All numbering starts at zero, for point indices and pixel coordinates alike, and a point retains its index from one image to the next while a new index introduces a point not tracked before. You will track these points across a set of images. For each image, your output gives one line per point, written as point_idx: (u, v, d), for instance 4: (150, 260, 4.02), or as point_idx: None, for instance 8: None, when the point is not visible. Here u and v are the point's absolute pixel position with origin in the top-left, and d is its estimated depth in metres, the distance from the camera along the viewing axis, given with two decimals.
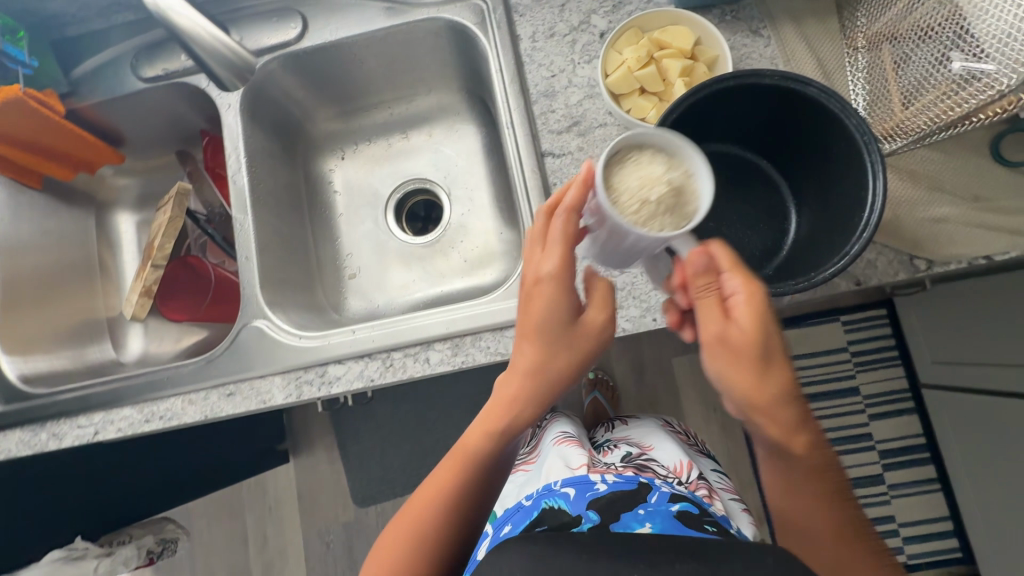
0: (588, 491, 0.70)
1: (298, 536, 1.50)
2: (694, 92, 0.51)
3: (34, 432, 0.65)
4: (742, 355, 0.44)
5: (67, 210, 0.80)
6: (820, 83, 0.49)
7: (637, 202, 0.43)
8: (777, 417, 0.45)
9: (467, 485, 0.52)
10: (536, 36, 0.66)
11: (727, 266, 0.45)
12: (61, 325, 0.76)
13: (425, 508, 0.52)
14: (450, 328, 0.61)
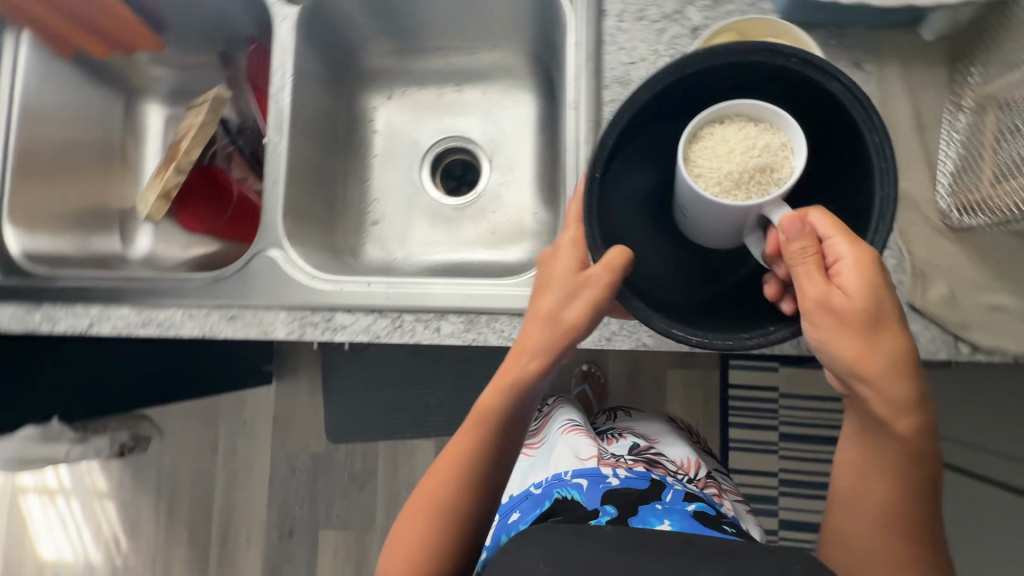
0: (602, 484, 0.71)
1: (266, 456, 1.52)
2: (700, 58, 0.44)
3: (28, 312, 0.62)
4: (852, 317, 0.40)
5: (96, 88, 0.76)
6: (847, 78, 0.42)
7: (721, 173, 0.44)
8: (889, 396, 0.40)
9: (462, 481, 0.51)
10: (624, 15, 0.61)
11: (835, 230, 0.41)
12: (71, 208, 0.73)
13: (417, 517, 0.51)
14: (467, 303, 0.59)
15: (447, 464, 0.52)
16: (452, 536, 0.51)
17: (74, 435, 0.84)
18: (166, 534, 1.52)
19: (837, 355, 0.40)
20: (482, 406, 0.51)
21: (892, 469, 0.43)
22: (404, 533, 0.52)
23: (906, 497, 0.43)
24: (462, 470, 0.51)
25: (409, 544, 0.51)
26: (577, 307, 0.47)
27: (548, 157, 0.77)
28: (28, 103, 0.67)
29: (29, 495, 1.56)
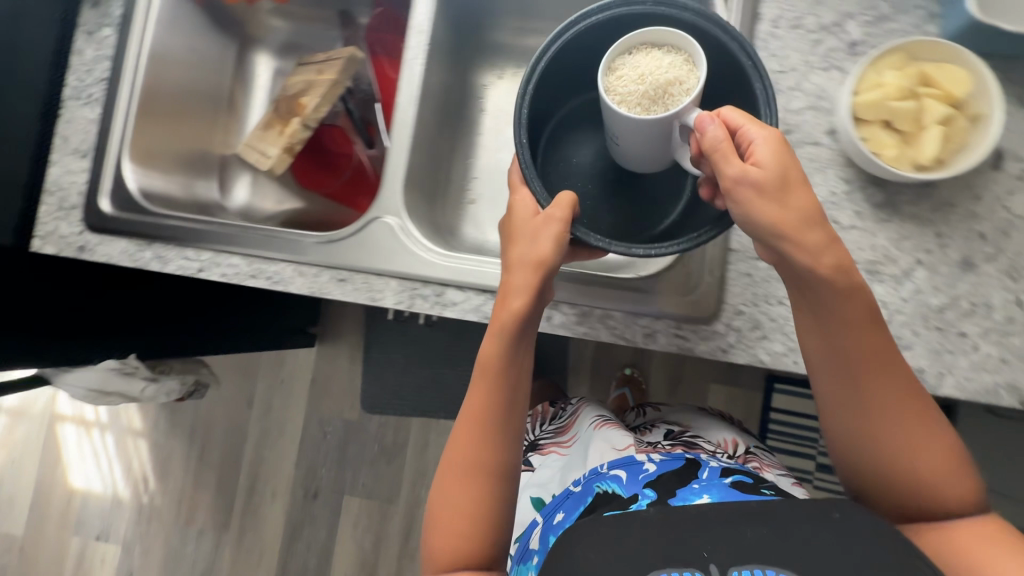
0: (639, 473, 0.65)
1: (299, 416, 1.53)
2: (605, 7, 0.51)
3: (140, 248, 0.63)
4: (774, 182, 0.43)
5: (215, 32, 0.76)
6: (741, 39, 0.48)
7: (637, 93, 0.47)
8: (805, 245, 0.43)
9: (480, 430, 0.51)
10: (779, 21, 0.58)
11: (746, 120, 0.45)
12: (182, 150, 0.73)
13: (460, 487, 0.51)
14: (583, 295, 0.58)
15: (465, 428, 0.52)
16: (485, 487, 0.51)
17: (147, 374, 0.84)
18: (194, 478, 1.55)
19: (766, 224, 0.43)
20: (484, 360, 0.52)
21: (857, 356, 0.45)
22: (443, 509, 0.51)
23: (883, 373, 0.45)
24: (479, 423, 0.51)
25: (449, 519, 0.50)
26: (546, 245, 0.50)
27: None
28: (158, 41, 0.67)
29: (67, 424, 1.59)
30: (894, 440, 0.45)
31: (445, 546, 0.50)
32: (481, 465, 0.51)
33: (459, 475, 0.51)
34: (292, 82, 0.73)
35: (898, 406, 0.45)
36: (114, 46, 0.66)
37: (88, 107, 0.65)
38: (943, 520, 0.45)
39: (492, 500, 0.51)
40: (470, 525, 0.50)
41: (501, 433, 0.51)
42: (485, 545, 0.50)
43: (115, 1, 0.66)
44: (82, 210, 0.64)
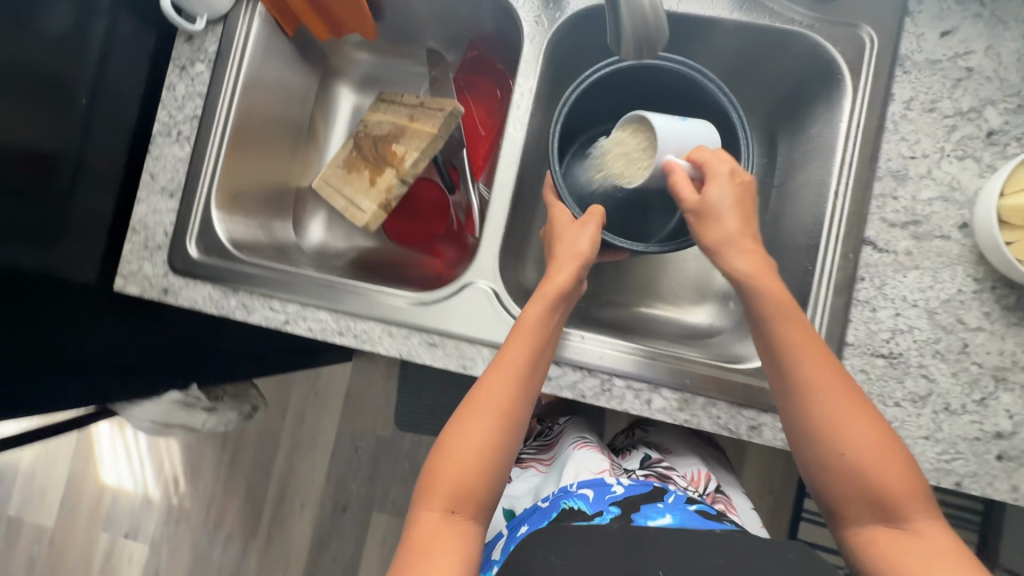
0: (605, 491, 0.58)
1: (332, 428, 1.50)
2: (605, 66, 0.60)
3: (224, 295, 0.61)
4: (719, 213, 0.53)
5: (301, 66, 0.74)
6: (726, 92, 0.58)
7: (617, 178, 0.61)
8: (729, 259, 0.53)
9: (507, 383, 0.52)
10: (913, 103, 0.55)
11: (707, 157, 0.54)
12: (263, 188, 0.71)
13: (466, 428, 0.51)
14: (686, 379, 0.56)
15: (490, 379, 0.52)
16: (498, 439, 0.51)
17: (208, 404, 0.83)
18: (225, 484, 1.53)
19: (709, 242, 0.54)
20: (529, 324, 0.54)
21: (805, 346, 0.49)
22: (450, 449, 0.51)
23: (826, 363, 0.49)
24: (509, 376, 0.52)
25: (457, 457, 0.50)
26: (587, 241, 0.58)
27: None
28: (250, 78, 0.65)
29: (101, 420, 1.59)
30: (833, 427, 0.47)
31: (445, 482, 0.50)
32: (500, 416, 0.51)
33: (478, 423, 0.51)
34: (376, 122, 0.71)
35: (842, 398, 0.48)
36: (207, 83, 0.64)
37: (178, 144, 0.63)
38: (897, 528, 0.45)
39: (500, 454, 0.51)
40: (475, 468, 0.50)
41: (527, 394, 0.53)
42: (483, 492, 0.50)
43: (210, 36, 0.64)
44: (168, 251, 0.62)
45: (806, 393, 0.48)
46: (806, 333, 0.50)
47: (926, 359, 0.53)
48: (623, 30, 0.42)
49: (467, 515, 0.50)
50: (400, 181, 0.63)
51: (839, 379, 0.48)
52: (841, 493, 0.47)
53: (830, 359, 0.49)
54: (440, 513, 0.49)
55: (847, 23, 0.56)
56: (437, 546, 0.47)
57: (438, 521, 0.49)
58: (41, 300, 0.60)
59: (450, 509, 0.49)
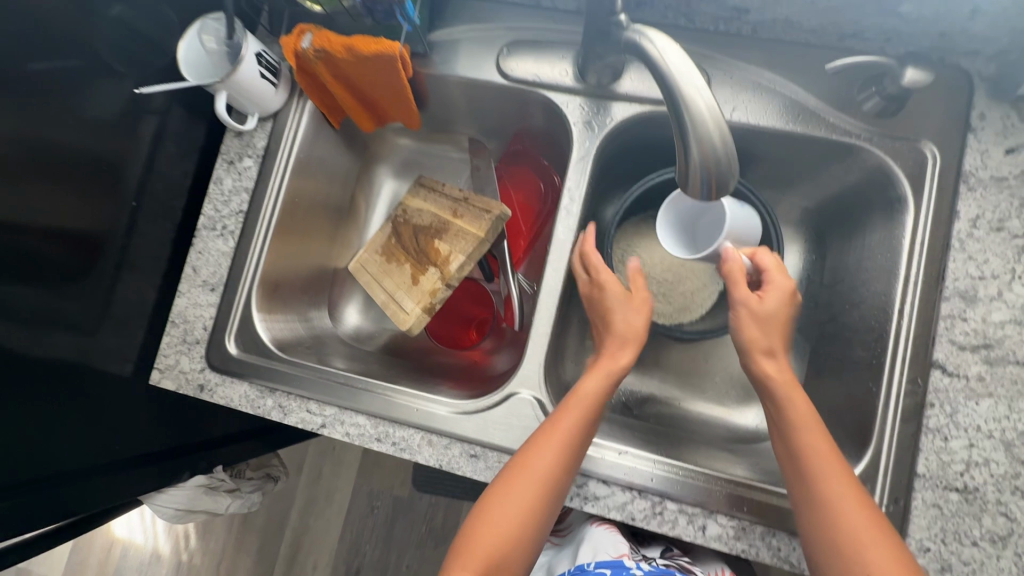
0: (625, 570, 0.52)
1: (348, 486, 1.35)
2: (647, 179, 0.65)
3: (261, 394, 0.60)
4: (762, 323, 0.52)
5: (345, 153, 0.74)
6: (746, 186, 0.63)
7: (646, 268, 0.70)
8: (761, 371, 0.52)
9: (553, 454, 0.49)
10: (979, 221, 0.53)
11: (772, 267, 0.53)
12: (303, 277, 0.71)
13: (517, 492, 0.48)
14: (742, 505, 0.53)
15: (544, 446, 0.49)
16: (541, 510, 0.48)
17: (231, 485, 0.83)
18: (235, 543, 1.39)
19: (737, 341, 0.53)
20: (584, 395, 0.52)
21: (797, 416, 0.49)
22: (485, 517, 0.48)
23: (846, 477, 0.46)
24: (559, 449, 0.49)
25: (492, 528, 0.48)
26: (639, 316, 0.56)
27: (802, 322, 0.68)
28: (297, 173, 0.66)
29: None
30: (845, 539, 0.44)
31: (475, 551, 0.47)
32: (544, 489, 0.48)
33: (519, 494, 0.48)
34: (416, 209, 0.70)
35: (862, 516, 0.44)
36: (254, 179, 0.64)
37: (223, 238, 0.64)
38: None
39: (533, 533, 0.48)
40: (508, 541, 0.48)
41: (571, 472, 0.49)
42: (513, 566, 0.48)
43: (260, 132, 0.65)
44: (206, 346, 0.62)
45: (830, 510, 0.45)
46: (817, 435, 0.48)
47: (1005, 495, 0.49)
48: (693, 163, 0.41)
49: None
50: (446, 284, 0.62)
51: (861, 501, 0.45)
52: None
53: (848, 473, 0.47)
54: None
55: (908, 138, 0.56)
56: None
57: None
58: (74, 394, 0.59)
59: (485, 572, 0.47)
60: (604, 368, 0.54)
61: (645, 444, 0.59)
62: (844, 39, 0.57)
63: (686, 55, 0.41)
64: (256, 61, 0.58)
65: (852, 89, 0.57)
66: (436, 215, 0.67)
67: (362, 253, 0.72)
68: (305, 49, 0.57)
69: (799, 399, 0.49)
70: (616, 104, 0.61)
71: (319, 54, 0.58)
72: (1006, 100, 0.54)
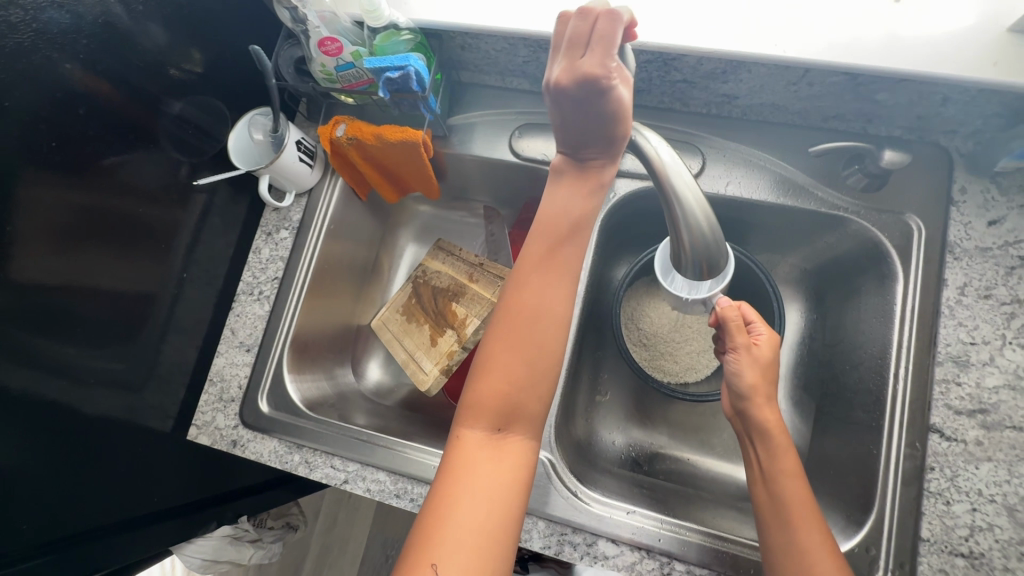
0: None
1: (363, 535, 1.35)
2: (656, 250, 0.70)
3: (289, 449, 0.64)
4: (762, 368, 0.53)
5: (371, 221, 0.81)
6: (741, 250, 0.67)
7: (656, 330, 0.73)
8: (759, 423, 0.53)
9: (550, 290, 0.53)
10: (967, 289, 0.56)
11: (758, 317, 0.56)
12: (330, 337, 0.76)
13: (516, 330, 0.51)
14: (749, 568, 0.54)
15: (536, 286, 0.53)
16: (544, 348, 0.51)
17: (254, 535, 0.86)
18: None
19: (740, 388, 0.54)
20: (574, 215, 0.54)
21: (773, 451, 0.52)
22: (491, 365, 0.50)
23: (816, 525, 0.48)
24: (555, 278, 0.53)
25: (503, 373, 0.50)
26: (630, 97, 0.45)
27: (805, 380, 0.70)
28: (328, 241, 0.72)
29: None
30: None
31: (489, 401, 0.49)
32: (547, 320, 0.52)
33: (524, 335, 0.51)
34: (435, 271, 0.75)
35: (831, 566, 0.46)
36: (289, 248, 0.71)
37: (259, 303, 0.70)
38: None
39: (547, 376, 0.51)
40: (520, 385, 0.50)
41: (568, 306, 0.53)
42: (530, 411, 0.50)
43: (295, 207, 0.72)
44: (239, 404, 0.67)
45: (801, 554, 0.47)
46: (796, 482, 0.50)
47: (1012, 561, 0.50)
48: (685, 248, 0.45)
49: (515, 431, 0.49)
50: (462, 346, 0.67)
51: (834, 556, 0.46)
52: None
53: (822, 526, 0.48)
54: (485, 432, 0.49)
55: (892, 211, 0.60)
56: (480, 464, 0.47)
57: (483, 439, 0.48)
58: (115, 448, 0.64)
59: (497, 424, 0.49)
60: (593, 183, 0.54)
61: (654, 504, 0.61)
62: (827, 120, 0.62)
63: (677, 155, 0.46)
64: (296, 148, 0.65)
65: (837, 165, 0.62)
66: (450, 274, 0.73)
67: (384, 313, 0.77)
68: (338, 137, 0.65)
69: (782, 448, 0.52)
70: (619, 179, 0.66)
71: (350, 141, 0.65)
72: (985, 175, 0.58)
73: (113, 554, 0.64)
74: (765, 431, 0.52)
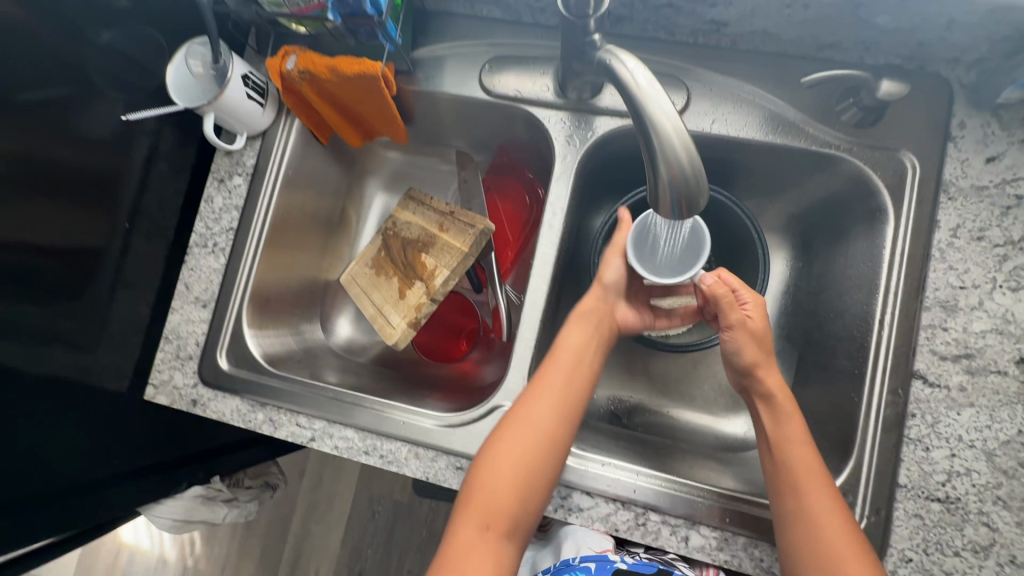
0: (609, 564, 0.55)
1: (350, 489, 1.24)
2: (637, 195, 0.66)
3: (253, 408, 0.61)
4: (758, 340, 0.54)
5: (336, 168, 0.76)
6: (725, 194, 0.64)
7: None
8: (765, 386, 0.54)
9: (543, 406, 0.53)
10: (959, 230, 0.53)
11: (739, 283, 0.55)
12: (295, 291, 0.72)
13: (510, 434, 0.52)
14: (726, 516, 0.53)
15: (533, 396, 0.54)
16: (536, 454, 0.51)
17: (228, 495, 0.84)
18: (239, 549, 1.26)
19: (740, 363, 0.55)
20: (568, 347, 0.57)
21: (783, 415, 0.52)
22: (485, 462, 0.52)
23: (824, 489, 0.48)
24: (547, 392, 0.54)
25: (492, 474, 0.51)
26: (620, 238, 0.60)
27: (788, 330, 0.68)
28: (286, 190, 0.67)
29: None
30: (824, 553, 0.46)
31: (480, 497, 0.51)
32: (536, 442, 0.52)
33: (513, 447, 0.52)
34: (405, 222, 0.70)
35: (841, 527, 0.46)
36: (244, 196, 0.66)
37: (214, 256, 0.65)
38: None
39: (536, 485, 0.51)
40: (508, 487, 0.51)
41: (565, 424, 0.53)
42: (514, 510, 0.51)
43: (248, 151, 0.66)
44: (198, 362, 0.63)
45: (807, 518, 0.47)
46: (800, 441, 0.50)
47: (986, 505, 0.49)
48: (663, 184, 0.42)
49: (499, 532, 0.51)
50: (431, 299, 0.63)
51: (842, 516, 0.47)
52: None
53: (829, 485, 0.49)
54: (473, 529, 0.51)
55: (887, 148, 0.56)
56: (470, 565, 0.49)
57: (471, 535, 0.50)
58: (69, 409, 0.61)
59: (484, 524, 0.51)
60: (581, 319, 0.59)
61: (632, 456, 0.59)
62: (822, 50, 0.58)
63: (654, 77, 0.41)
64: (242, 83, 0.59)
65: (830, 99, 0.57)
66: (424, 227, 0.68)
67: (353, 266, 0.73)
68: (289, 71, 0.59)
69: (789, 415, 0.52)
70: (598, 118, 0.61)
71: (303, 76, 0.59)
72: (985, 109, 0.54)
73: (80, 514, 0.63)
74: (769, 394, 0.53)
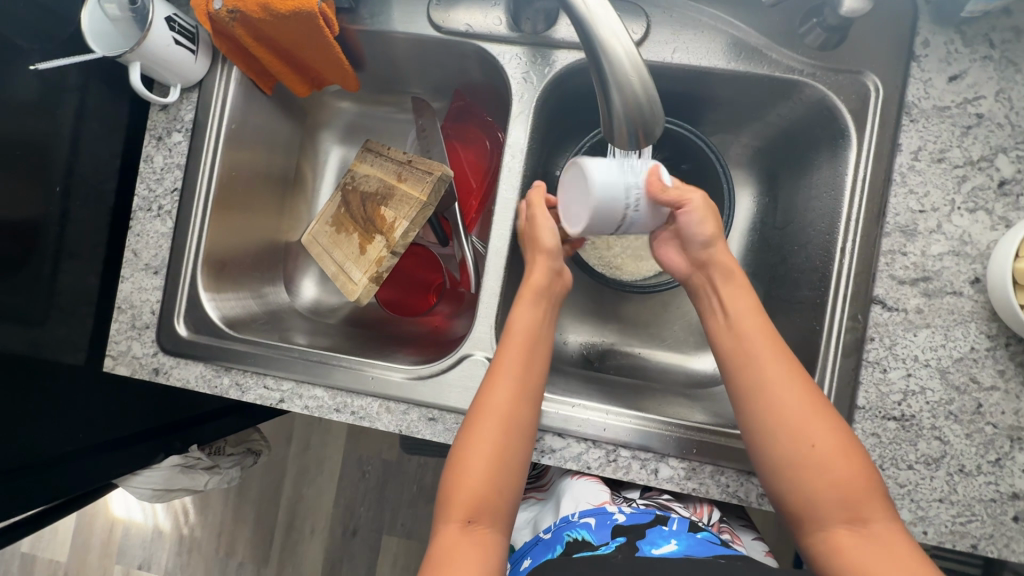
0: (608, 518, 0.54)
1: (338, 451, 1.25)
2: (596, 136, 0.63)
3: (217, 372, 0.60)
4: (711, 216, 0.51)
5: (284, 120, 0.72)
6: (689, 128, 0.62)
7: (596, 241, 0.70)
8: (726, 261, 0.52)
9: (505, 391, 0.50)
10: (920, 153, 0.52)
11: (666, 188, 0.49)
12: (252, 253, 0.70)
13: (478, 425, 0.49)
14: (693, 448, 0.55)
15: (494, 385, 0.50)
16: (506, 441, 0.49)
17: (208, 462, 0.83)
18: (232, 515, 1.28)
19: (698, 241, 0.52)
20: (520, 330, 0.53)
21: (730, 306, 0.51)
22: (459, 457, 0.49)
23: (779, 354, 0.49)
24: (507, 377, 0.51)
25: (467, 469, 0.48)
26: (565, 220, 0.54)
27: (756, 266, 0.68)
28: (230, 145, 0.63)
29: None
30: (786, 426, 0.46)
31: (460, 494, 0.48)
32: (504, 428, 0.49)
33: (484, 438, 0.49)
34: (363, 175, 0.67)
35: (803, 396, 0.47)
36: (185, 153, 0.62)
37: (160, 219, 0.62)
38: (818, 445, 0.45)
39: (512, 469, 0.49)
40: (485, 477, 0.48)
41: (527, 407, 0.50)
42: (495, 501, 0.48)
43: (185, 104, 0.62)
44: (156, 330, 0.61)
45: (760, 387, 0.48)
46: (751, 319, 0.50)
47: (939, 420, 0.51)
48: (617, 114, 0.40)
49: (485, 523, 0.48)
50: (392, 252, 0.61)
51: (797, 373, 0.48)
52: (792, 495, 0.46)
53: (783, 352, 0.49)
54: (455, 526, 0.47)
55: (849, 71, 0.54)
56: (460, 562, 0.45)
57: (455, 534, 0.47)
58: (25, 384, 0.59)
59: (466, 519, 0.47)
60: (530, 293, 0.55)
61: (603, 397, 0.60)
62: None
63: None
64: (167, 27, 0.55)
65: (794, 22, 0.55)
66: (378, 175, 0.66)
67: (314, 226, 0.70)
68: (218, 11, 0.54)
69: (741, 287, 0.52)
70: (555, 51, 0.58)
71: (233, 15, 0.55)
72: (948, 25, 0.53)
73: (57, 487, 0.62)
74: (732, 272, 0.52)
